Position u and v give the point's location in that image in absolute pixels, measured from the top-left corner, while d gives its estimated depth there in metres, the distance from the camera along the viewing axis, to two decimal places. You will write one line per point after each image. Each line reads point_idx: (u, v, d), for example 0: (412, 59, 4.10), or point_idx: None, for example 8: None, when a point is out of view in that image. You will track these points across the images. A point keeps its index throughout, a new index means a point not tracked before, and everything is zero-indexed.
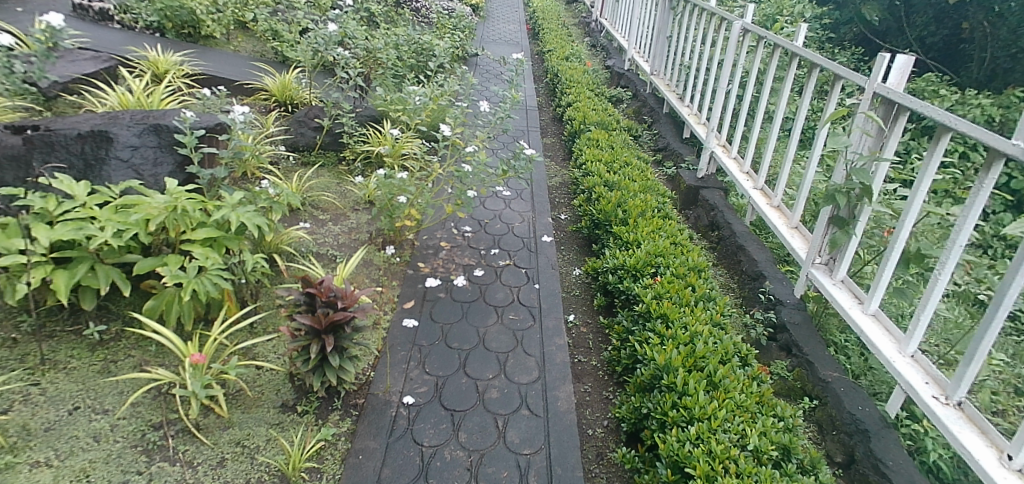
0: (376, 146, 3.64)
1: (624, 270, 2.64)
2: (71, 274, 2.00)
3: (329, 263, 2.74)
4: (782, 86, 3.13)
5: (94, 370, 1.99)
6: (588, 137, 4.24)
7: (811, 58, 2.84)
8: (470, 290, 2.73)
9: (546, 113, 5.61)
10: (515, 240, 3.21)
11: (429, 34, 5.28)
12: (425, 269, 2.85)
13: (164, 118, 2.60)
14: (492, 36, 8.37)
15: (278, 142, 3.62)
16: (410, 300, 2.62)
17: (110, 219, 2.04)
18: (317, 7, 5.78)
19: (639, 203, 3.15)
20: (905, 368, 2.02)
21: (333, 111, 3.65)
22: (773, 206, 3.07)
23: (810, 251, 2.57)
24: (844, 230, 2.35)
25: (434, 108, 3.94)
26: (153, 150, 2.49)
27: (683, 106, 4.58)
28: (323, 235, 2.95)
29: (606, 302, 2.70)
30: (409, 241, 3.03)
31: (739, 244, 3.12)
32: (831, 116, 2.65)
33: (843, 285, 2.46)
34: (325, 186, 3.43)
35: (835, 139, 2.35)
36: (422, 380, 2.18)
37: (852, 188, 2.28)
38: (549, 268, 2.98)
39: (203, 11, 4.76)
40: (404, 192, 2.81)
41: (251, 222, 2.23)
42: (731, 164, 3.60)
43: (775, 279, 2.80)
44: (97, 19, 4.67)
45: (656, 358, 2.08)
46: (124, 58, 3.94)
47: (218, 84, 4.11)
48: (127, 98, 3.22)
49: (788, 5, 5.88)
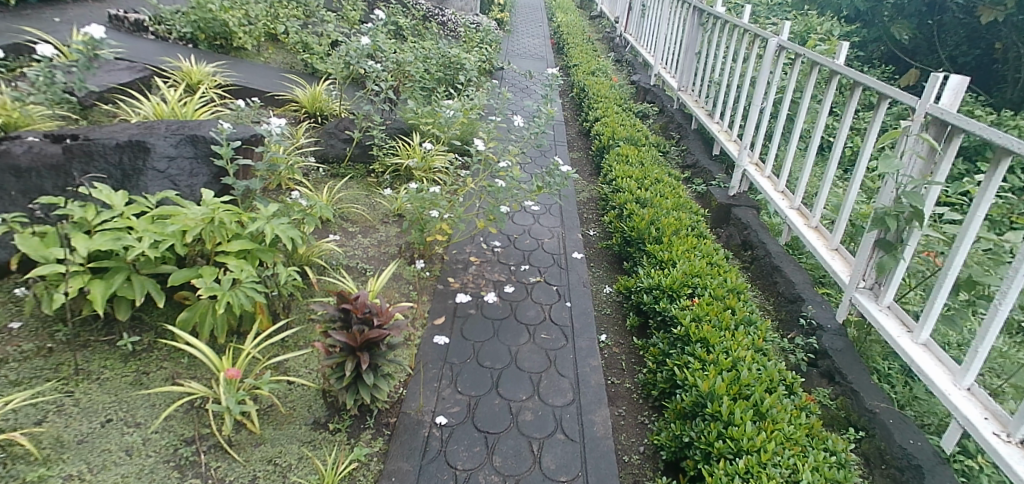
0: (406, 159, 3.64)
1: (660, 291, 2.57)
2: (108, 284, 1.97)
3: (359, 277, 2.72)
4: (823, 104, 3.04)
5: (128, 381, 1.97)
6: (617, 153, 4.20)
7: (854, 76, 2.75)
8: (502, 306, 2.69)
9: (572, 128, 5.58)
10: (545, 256, 3.17)
11: (457, 48, 5.31)
12: (455, 284, 2.81)
13: (200, 128, 2.57)
14: (517, 49, 8.43)
15: (308, 153, 3.65)
16: (441, 316, 2.57)
17: (147, 230, 2.02)
18: (346, 21, 5.89)
19: (673, 221, 3.09)
20: (961, 401, 1.95)
21: (363, 123, 3.69)
22: (812, 228, 3.05)
23: (855, 275, 2.54)
24: (892, 254, 2.31)
25: (465, 121, 3.92)
26: (190, 161, 2.45)
27: (713, 122, 4.56)
28: (352, 248, 2.95)
29: (639, 322, 2.66)
30: (439, 255, 3.00)
31: (775, 266, 3.11)
32: (875, 137, 2.56)
33: (890, 312, 2.43)
34: (354, 198, 3.44)
35: (888, 162, 2.25)
36: (454, 399, 2.12)
37: (902, 211, 2.23)
38: (580, 285, 2.93)
39: (235, 23, 4.87)
40: (435, 206, 2.80)
41: (285, 234, 2.23)
42: (765, 182, 3.58)
43: (815, 303, 2.77)
44: (132, 30, 4.78)
45: (699, 384, 1.99)
46: (159, 68, 4.04)
47: (250, 95, 4.21)
48: (161, 108, 3.28)
49: (818, 22, 5.81)
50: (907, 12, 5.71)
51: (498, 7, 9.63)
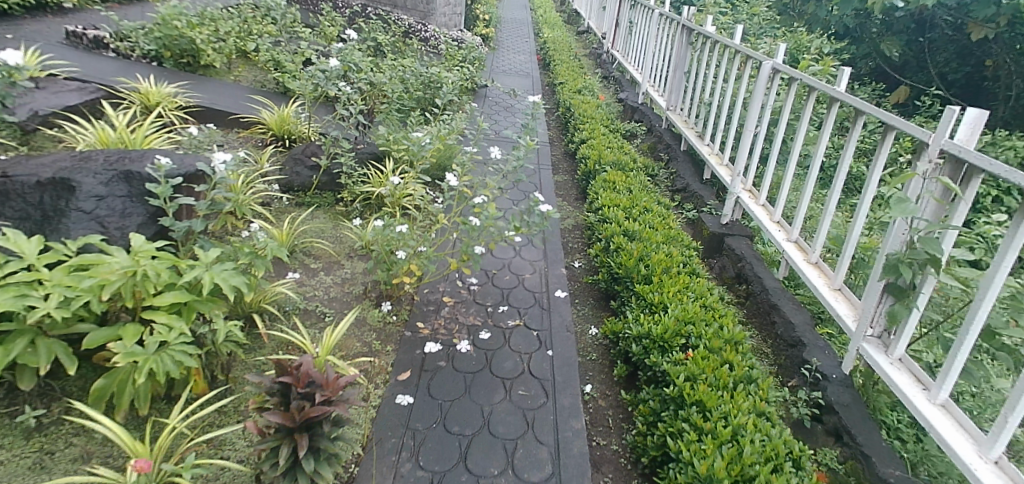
0: (377, 188, 3.37)
1: (650, 341, 2.33)
2: (6, 351, 1.68)
3: (316, 323, 2.45)
4: (822, 132, 2.85)
5: (26, 465, 1.67)
6: (604, 179, 3.96)
7: (856, 105, 2.55)
8: (475, 357, 2.42)
9: (558, 149, 5.38)
10: (525, 295, 2.92)
11: (437, 67, 5.10)
12: (424, 331, 2.54)
13: (138, 162, 2.30)
14: (502, 66, 8.25)
15: (272, 180, 3.41)
16: (406, 371, 2.29)
17: (59, 285, 1.75)
18: (324, 37, 5.67)
19: (663, 258, 2.86)
20: (989, 479, 1.73)
21: (332, 149, 3.44)
22: (811, 263, 2.84)
23: (862, 322, 2.31)
24: (904, 302, 2.11)
25: (441, 149, 3.66)
26: (122, 200, 2.17)
27: (703, 144, 4.36)
28: (312, 288, 2.69)
29: (628, 372, 2.42)
30: (408, 296, 2.74)
31: (772, 304, 2.89)
32: (881, 168, 2.39)
33: (902, 365, 2.20)
34: (320, 230, 3.17)
35: (903, 206, 2.01)
36: (414, 477, 1.85)
37: (916, 258, 2.03)
38: (564, 329, 2.68)
39: (204, 40, 4.63)
40: (404, 245, 2.55)
41: (226, 282, 1.98)
42: (760, 211, 3.37)
43: (817, 349, 2.54)
44: (91, 47, 4.53)
45: (696, 462, 1.75)
46: (114, 89, 3.79)
47: (213, 117, 3.98)
48: (106, 134, 3.02)
49: (808, 40, 5.66)
50: (895, 29, 5.57)
51: (484, 22, 9.45)
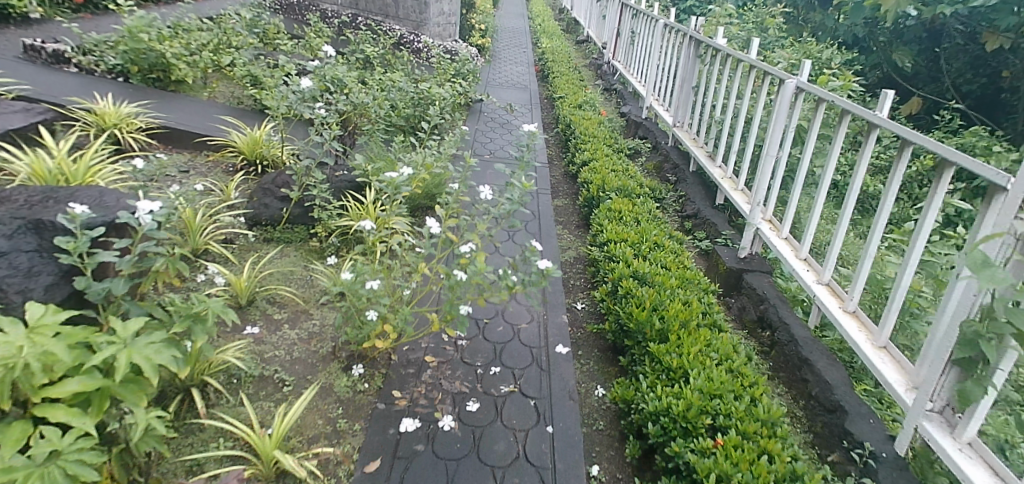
0: (355, 221, 3.00)
1: (669, 420, 1.94)
2: None
3: (273, 395, 2.07)
4: (857, 163, 2.37)
5: None
6: (609, 208, 3.59)
7: (902, 132, 2.10)
8: (461, 436, 2.03)
9: (558, 169, 5.01)
10: (521, 350, 2.53)
11: (428, 81, 4.73)
12: (401, 401, 2.15)
13: (52, 209, 1.97)
14: (498, 78, 7.91)
15: (238, 214, 3.05)
16: (376, 459, 1.91)
17: None
18: (308, 50, 5.31)
19: (680, 309, 2.47)
20: None
21: (303, 179, 3.06)
22: (848, 312, 2.44)
23: (920, 395, 1.92)
24: (976, 380, 1.70)
25: (427, 177, 3.30)
26: (28, 255, 1.82)
27: (714, 166, 3.99)
28: (272, 346, 2.31)
29: (642, 454, 2.03)
30: (384, 356, 2.35)
31: (803, 358, 2.50)
32: (936, 213, 1.97)
33: (973, 451, 1.81)
34: (288, 273, 2.79)
35: (991, 272, 1.59)
36: None
37: (998, 332, 1.64)
38: (565, 395, 2.30)
39: (175, 55, 4.26)
40: (375, 303, 2.15)
41: (151, 361, 1.58)
42: (784, 246, 2.98)
43: (862, 419, 2.15)
44: (50, 62, 4.15)
45: None
46: (66, 109, 3.43)
47: (179, 139, 3.64)
48: (42, 164, 2.66)
49: (819, 51, 5.27)
50: (906, 37, 5.14)
51: (480, 32, 9.10)
